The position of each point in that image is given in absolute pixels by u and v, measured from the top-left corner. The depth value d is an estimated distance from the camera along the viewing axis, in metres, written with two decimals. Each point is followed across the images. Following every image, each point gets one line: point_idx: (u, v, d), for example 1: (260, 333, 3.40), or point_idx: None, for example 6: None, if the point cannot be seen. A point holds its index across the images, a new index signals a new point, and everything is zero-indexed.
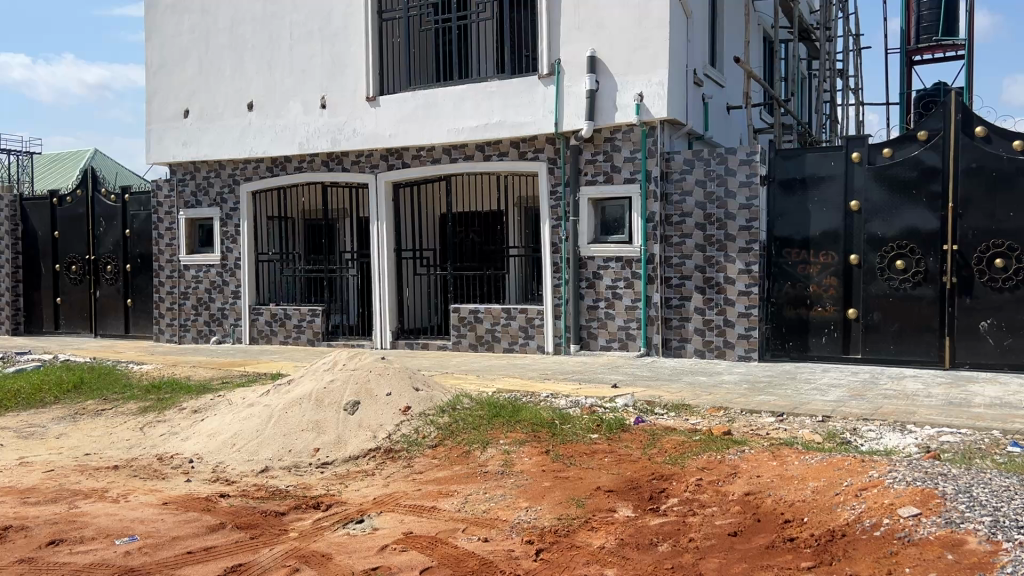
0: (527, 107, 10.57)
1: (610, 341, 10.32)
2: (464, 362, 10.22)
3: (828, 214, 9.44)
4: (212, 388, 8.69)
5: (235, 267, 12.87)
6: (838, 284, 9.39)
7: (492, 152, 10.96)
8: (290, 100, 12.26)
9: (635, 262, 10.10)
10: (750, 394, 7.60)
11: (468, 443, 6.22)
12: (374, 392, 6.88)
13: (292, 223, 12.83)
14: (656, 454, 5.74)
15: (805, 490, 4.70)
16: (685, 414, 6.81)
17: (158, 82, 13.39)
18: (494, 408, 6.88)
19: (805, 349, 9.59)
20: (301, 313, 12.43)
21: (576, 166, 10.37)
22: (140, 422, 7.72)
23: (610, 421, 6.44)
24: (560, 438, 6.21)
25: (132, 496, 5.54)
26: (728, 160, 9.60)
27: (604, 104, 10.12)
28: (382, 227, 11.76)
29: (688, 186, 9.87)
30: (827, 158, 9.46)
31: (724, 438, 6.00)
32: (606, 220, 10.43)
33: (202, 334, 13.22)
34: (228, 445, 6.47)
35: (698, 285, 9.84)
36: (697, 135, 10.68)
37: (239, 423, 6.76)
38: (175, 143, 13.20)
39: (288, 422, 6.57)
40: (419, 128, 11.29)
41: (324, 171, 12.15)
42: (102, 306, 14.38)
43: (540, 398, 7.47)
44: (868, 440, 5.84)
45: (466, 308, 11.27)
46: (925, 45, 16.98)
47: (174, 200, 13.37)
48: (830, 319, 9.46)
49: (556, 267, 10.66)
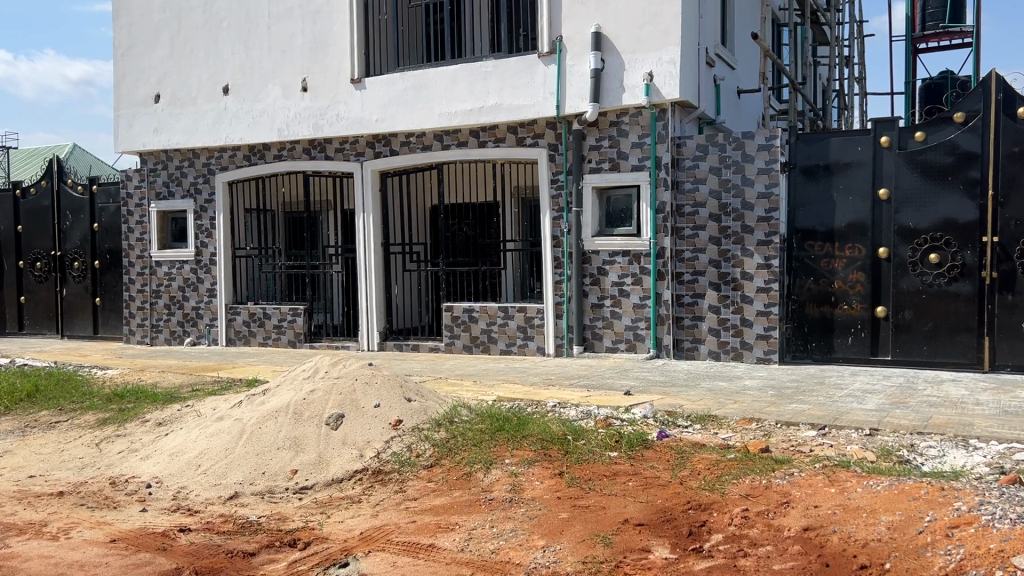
0: (526, 88, 9.76)
1: (616, 342, 9.54)
2: (459, 365, 9.41)
3: (854, 203, 8.69)
4: (180, 397, 7.82)
5: (210, 263, 12.00)
6: (866, 279, 8.64)
7: (488, 138, 10.13)
8: (269, 83, 11.41)
9: (643, 256, 9.34)
10: (780, 403, 6.82)
11: (469, 463, 5.42)
12: (360, 404, 6.06)
13: (272, 216, 11.98)
14: (691, 478, 4.94)
15: (879, 526, 3.92)
16: (713, 427, 6.04)
17: (127, 64, 12.48)
18: (497, 421, 6.07)
19: (829, 350, 8.84)
20: (282, 312, 11.57)
21: (579, 153, 9.59)
22: (97, 437, 6.86)
23: (630, 436, 5.65)
24: (575, 456, 5.41)
25: (75, 531, 4.70)
26: (745, 145, 8.84)
27: (610, 85, 9.34)
28: (369, 220, 10.92)
29: (701, 174, 9.08)
30: (854, 142, 8.71)
31: (763, 457, 5.24)
32: (612, 211, 9.66)
33: (175, 335, 12.34)
34: (192, 466, 5.63)
35: (712, 281, 9.06)
36: (709, 119, 9.90)
37: (205, 440, 5.91)
38: (146, 130, 12.31)
39: (262, 439, 5.74)
40: (409, 112, 10.47)
41: (305, 159, 11.29)
42: (69, 306, 13.46)
43: (547, 408, 6.66)
44: (930, 459, 5.10)
45: (460, 306, 10.46)
46: (931, 32, 16.37)
47: (145, 192, 12.49)
48: (857, 318, 8.71)
49: (557, 262, 9.86)
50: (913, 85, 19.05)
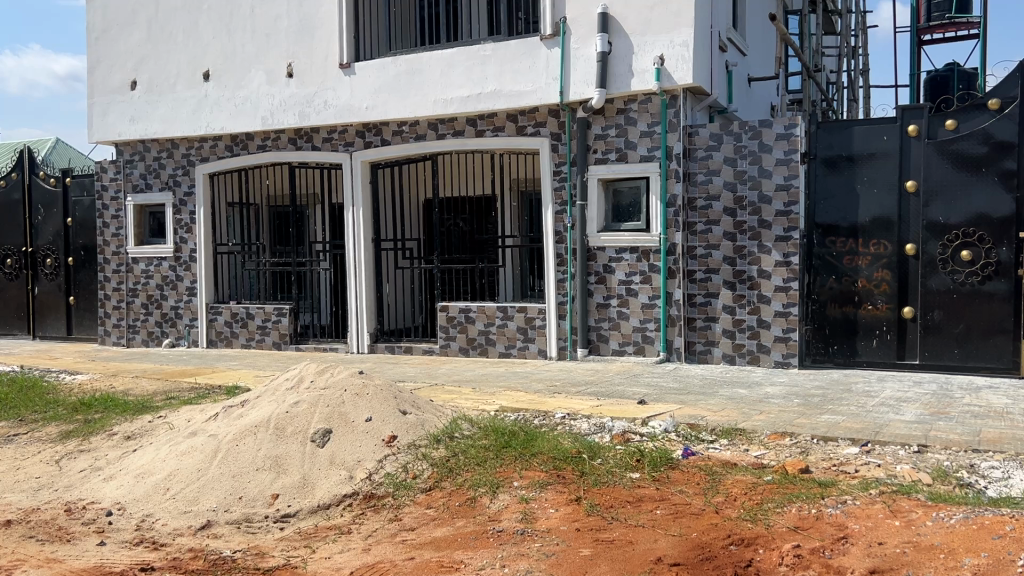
0: (527, 74, 9.15)
1: (623, 345, 8.94)
2: (455, 370, 8.80)
3: (880, 196, 8.10)
4: (153, 407, 7.16)
5: (190, 260, 11.33)
6: (892, 278, 8.06)
7: (486, 128, 9.50)
8: (253, 68, 10.74)
9: (652, 253, 8.73)
10: (810, 414, 6.24)
11: (474, 487, 4.80)
12: (350, 418, 5.43)
13: (256, 210, 11.31)
14: (727, 507, 4.34)
15: (963, 572, 3.32)
16: (742, 442, 5.45)
17: (102, 49, 11.78)
18: (503, 436, 5.45)
19: (852, 354, 8.26)
20: (266, 313, 10.92)
21: (584, 143, 8.98)
22: (58, 453, 6.19)
23: (654, 454, 5.06)
24: (592, 479, 4.80)
25: (18, 571, 4.02)
26: (762, 134, 8.25)
27: (618, 69, 8.73)
28: (358, 214, 10.28)
29: (715, 165, 8.49)
30: (879, 131, 8.11)
31: (805, 480, 4.66)
32: (619, 205, 9.05)
33: (153, 336, 11.67)
34: (159, 490, 4.97)
35: (726, 279, 8.46)
36: (722, 107, 9.30)
37: (176, 459, 5.26)
38: (121, 119, 11.62)
39: (240, 459, 5.10)
40: (401, 99, 9.83)
41: (291, 149, 10.63)
42: (41, 305, 12.76)
43: (556, 421, 6.04)
44: (995, 482, 4.51)
45: (456, 307, 9.85)
46: (937, 23, 15.87)
47: (121, 185, 11.80)
48: (882, 319, 8.13)
49: (560, 259, 9.24)
50: (918, 79, 18.51)
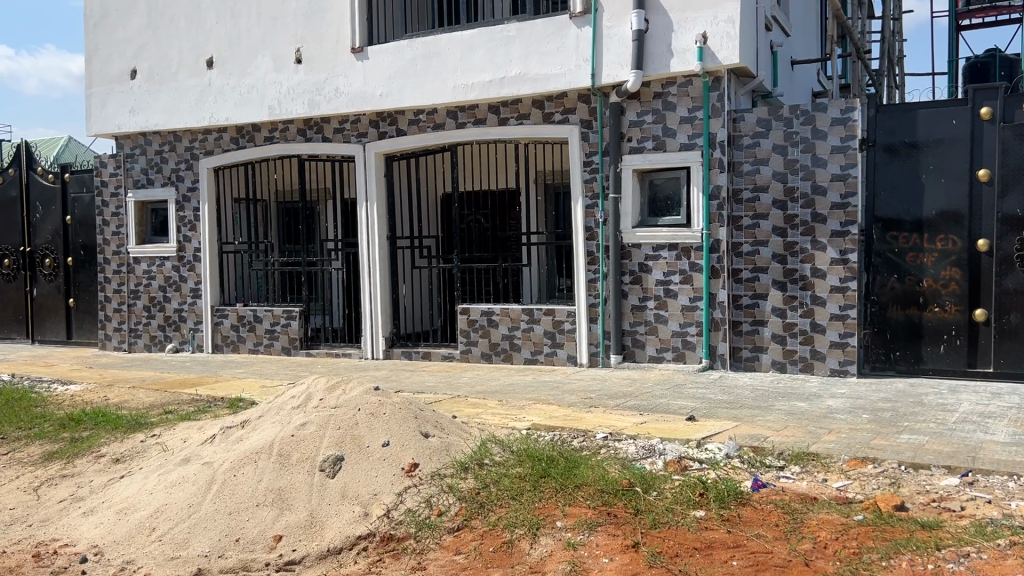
0: (554, 56, 8.41)
1: (661, 351, 8.19)
2: (478, 379, 8.07)
3: (948, 187, 7.32)
4: (147, 423, 6.47)
5: (194, 260, 10.66)
6: (962, 277, 7.28)
7: (510, 115, 8.78)
8: (259, 54, 10.06)
9: (694, 250, 7.98)
10: (887, 434, 5.49)
11: (510, 527, 4.07)
12: (365, 443, 4.72)
13: (264, 206, 10.63)
14: (820, 558, 3.59)
15: None
16: (817, 470, 4.71)
17: (100, 36, 11.12)
18: (540, 464, 4.71)
19: (916, 361, 7.48)
20: (275, 316, 10.24)
21: (617, 130, 8.24)
22: (38, 478, 5.51)
23: (720, 487, 4.33)
24: (649, 518, 4.07)
25: None
26: (816, 120, 7.50)
27: (655, 49, 7.98)
28: (372, 210, 9.57)
29: (763, 153, 7.73)
30: (947, 115, 7.32)
31: (906, 522, 3.93)
32: (656, 198, 8.30)
33: (155, 341, 11.03)
34: (144, 530, 4.27)
35: (777, 279, 7.70)
36: (766, 91, 8.55)
37: (164, 492, 4.55)
38: (121, 110, 10.96)
39: (238, 494, 4.40)
40: (418, 85, 9.12)
41: (300, 140, 9.93)
42: (39, 308, 12.14)
43: (599, 442, 5.31)
44: None
45: (477, 309, 9.13)
46: (976, 6, 15.02)
47: (121, 180, 11.14)
48: (951, 322, 7.35)
49: (592, 258, 8.52)
50: (955, 65, 17.64)
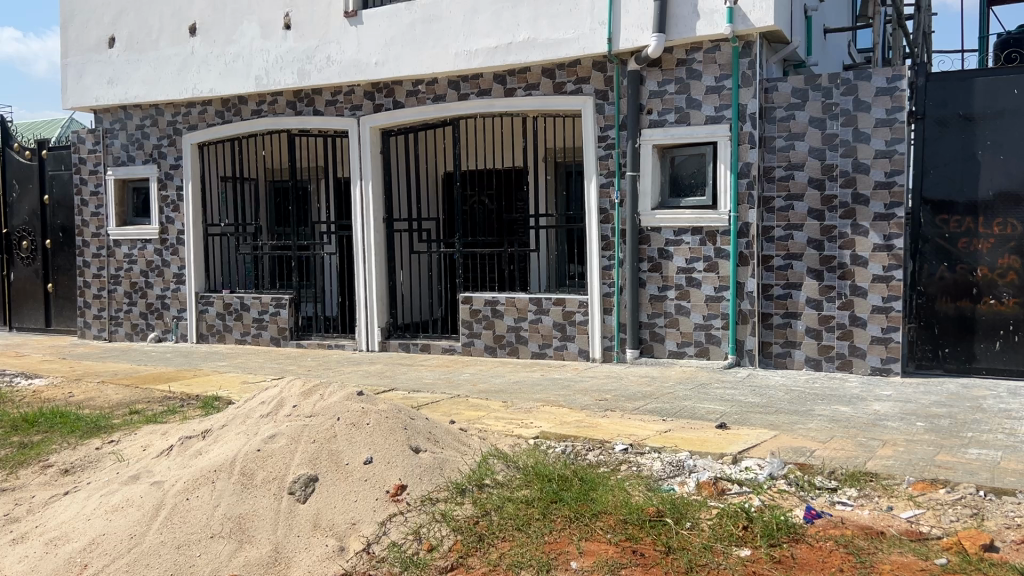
0: (567, 19, 7.63)
1: (683, 346, 7.45)
2: (480, 375, 7.34)
3: (1008, 165, 6.53)
4: (107, 425, 5.76)
5: (177, 243, 9.95)
6: (1021, 266, 6.50)
7: (518, 85, 8.01)
8: (245, 20, 9.29)
9: (720, 235, 7.22)
10: (951, 448, 4.73)
11: (515, 569, 3.31)
12: (344, 461, 4.00)
13: (252, 186, 9.89)
14: None
15: None
16: (880, 495, 3.96)
17: (77, 2, 10.35)
18: (551, 486, 3.97)
19: (968, 360, 6.72)
20: (263, 303, 9.52)
21: (636, 102, 7.46)
22: None
23: (768, 518, 3.59)
24: (684, 559, 3.33)
25: None
26: (859, 89, 6.71)
27: (679, 10, 7.20)
28: (368, 188, 8.82)
29: (799, 127, 6.95)
30: (1008, 84, 6.52)
31: (1003, 568, 3.18)
32: (678, 177, 7.53)
33: (137, 329, 10.34)
34: (74, 567, 3.56)
35: (812, 267, 6.94)
36: (799, 60, 7.77)
37: (104, 518, 3.84)
38: (100, 81, 10.21)
39: (189, 523, 3.68)
40: (416, 52, 8.35)
41: (289, 114, 9.17)
42: (17, 293, 11.45)
43: (619, 457, 4.58)
44: None
45: (481, 299, 8.39)
46: None
47: (101, 158, 10.42)
48: (1008, 316, 6.57)
49: (606, 243, 7.76)
50: (985, 42, 16.73)
